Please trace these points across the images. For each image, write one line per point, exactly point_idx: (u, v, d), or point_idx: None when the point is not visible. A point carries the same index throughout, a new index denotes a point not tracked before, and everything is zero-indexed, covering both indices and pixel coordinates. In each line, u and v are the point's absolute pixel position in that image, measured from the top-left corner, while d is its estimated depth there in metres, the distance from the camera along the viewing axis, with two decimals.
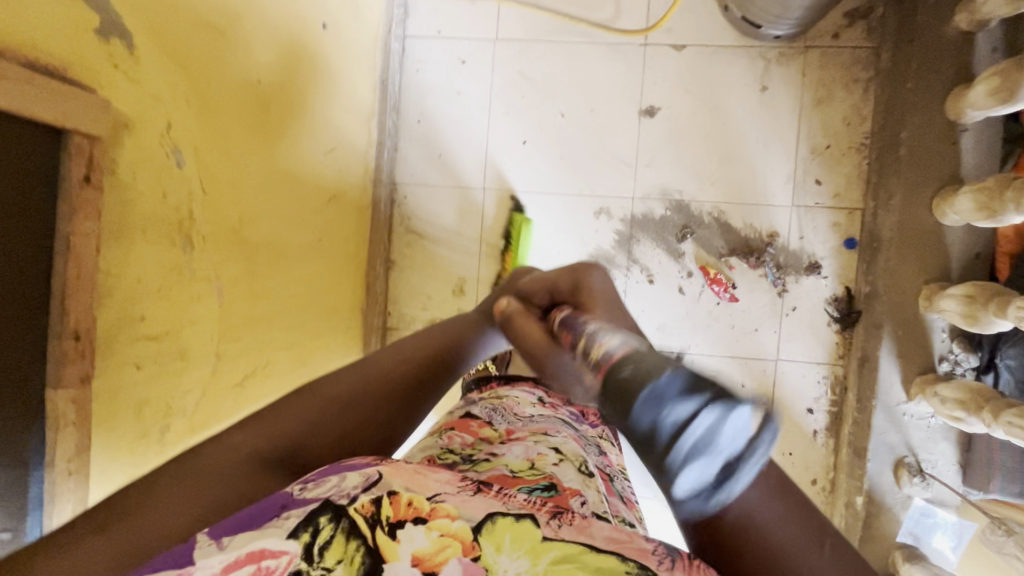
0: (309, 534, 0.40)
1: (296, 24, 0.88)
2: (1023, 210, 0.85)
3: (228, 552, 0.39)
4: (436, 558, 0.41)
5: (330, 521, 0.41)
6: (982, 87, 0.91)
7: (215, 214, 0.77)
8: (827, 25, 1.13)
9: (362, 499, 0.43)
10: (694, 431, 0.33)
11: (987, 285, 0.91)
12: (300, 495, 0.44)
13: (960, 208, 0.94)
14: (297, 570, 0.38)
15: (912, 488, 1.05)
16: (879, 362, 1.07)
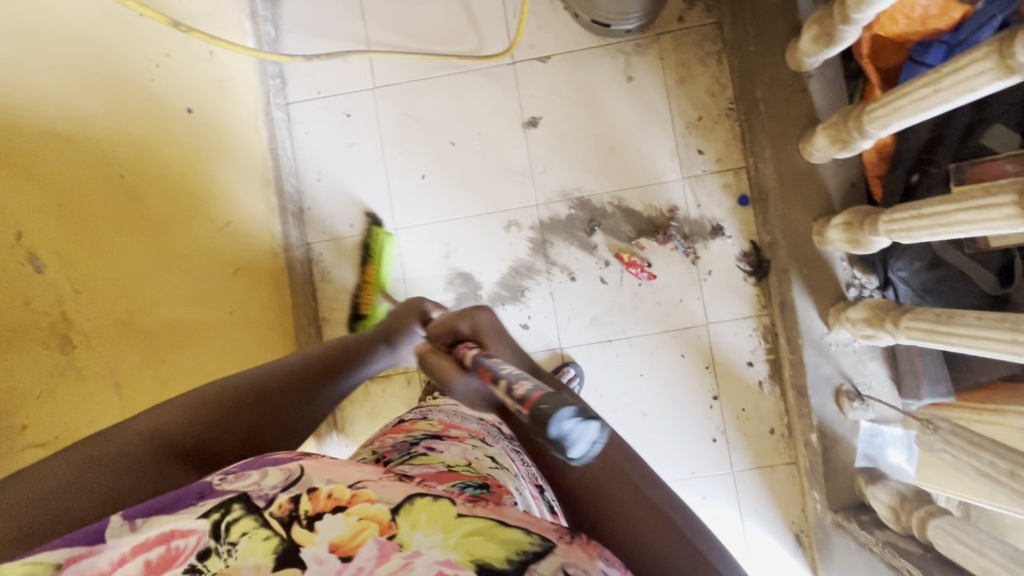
0: (219, 513, 0.45)
1: (151, 113, 0.92)
2: (866, 134, 0.92)
3: (137, 532, 0.44)
4: (353, 542, 0.43)
5: (244, 506, 0.46)
6: (807, 36, 1.00)
7: (101, 313, 0.75)
8: (671, 11, 1.22)
9: (280, 498, 0.46)
10: (572, 435, 0.41)
11: (859, 209, 0.97)
12: (213, 488, 0.48)
13: (819, 146, 1.02)
14: (206, 547, 0.43)
15: (855, 413, 1.09)
16: (795, 302, 1.12)
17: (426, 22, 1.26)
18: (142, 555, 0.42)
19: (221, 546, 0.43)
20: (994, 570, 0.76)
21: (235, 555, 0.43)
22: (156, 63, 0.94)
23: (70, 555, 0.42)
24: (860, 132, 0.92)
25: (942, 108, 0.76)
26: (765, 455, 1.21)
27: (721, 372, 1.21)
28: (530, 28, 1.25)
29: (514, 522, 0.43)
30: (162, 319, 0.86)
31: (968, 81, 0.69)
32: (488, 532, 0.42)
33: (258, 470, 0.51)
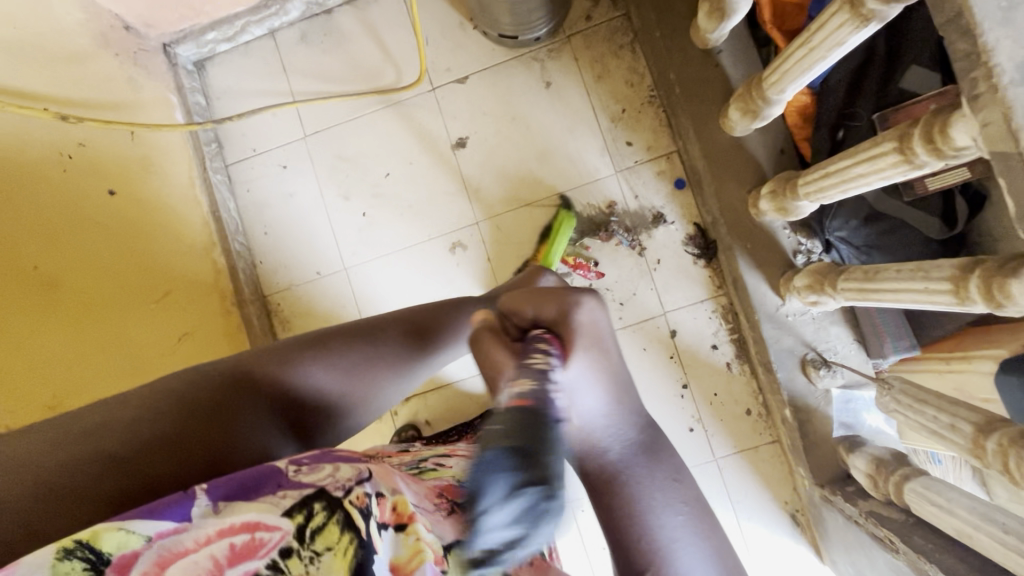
0: (303, 516, 0.45)
1: (74, 205, 0.96)
2: (770, 102, 0.91)
3: (222, 517, 0.43)
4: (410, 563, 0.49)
5: (323, 509, 0.46)
6: (702, 13, 0.99)
7: (20, 405, 0.78)
8: (578, 11, 1.23)
9: (355, 492, 0.49)
10: (483, 528, 0.35)
11: (781, 177, 0.95)
12: (292, 479, 0.48)
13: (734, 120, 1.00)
14: (288, 547, 0.43)
15: (824, 381, 1.05)
16: (745, 278, 1.10)
17: (346, 65, 1.29)
18: (225, 539, 0.42)
19: (304, 551, 0.44)
20: (964, 528, 0.72)
21: (316, 564, 0.44)
22: (69, 154, 0.98)
23: (159, 529, 0.42)
24: (764, 101, 0.91)
25: (824, 65, 0.74)
26: (746, 437, 1.17)
27: (687, 360, 1.19)
28: (444, 53, 1.27)
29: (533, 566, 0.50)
30: (93, 397, 0.89)
31: (834, 35, 0.68)
32: None
33: (331, 464, 0.52)
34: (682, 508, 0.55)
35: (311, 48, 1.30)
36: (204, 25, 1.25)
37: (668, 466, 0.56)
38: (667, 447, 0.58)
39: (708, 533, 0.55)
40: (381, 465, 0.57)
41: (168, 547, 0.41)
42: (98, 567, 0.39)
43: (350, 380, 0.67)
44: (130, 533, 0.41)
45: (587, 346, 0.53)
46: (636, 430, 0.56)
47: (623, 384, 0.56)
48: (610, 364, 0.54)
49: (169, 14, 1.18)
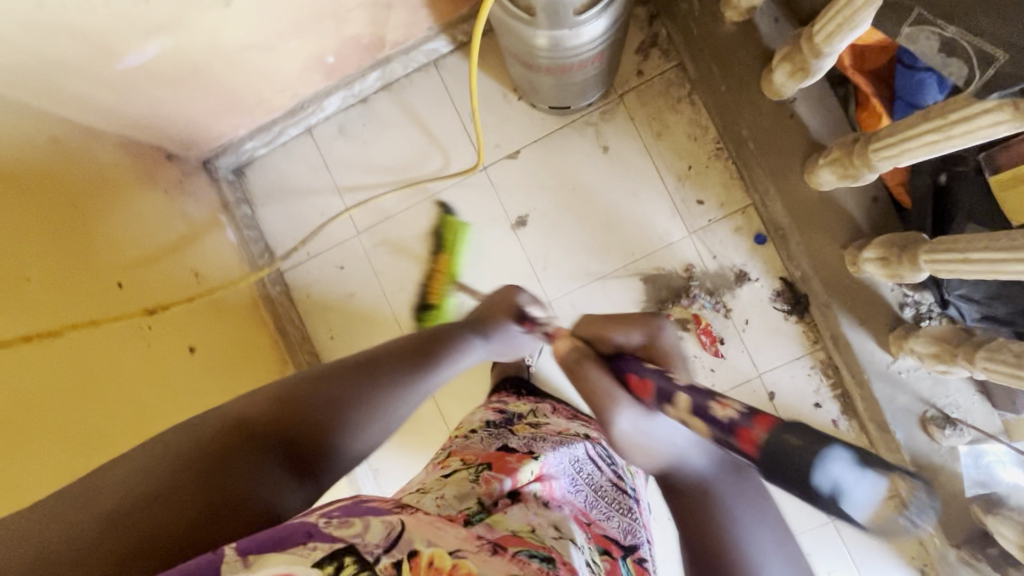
0: (333, 567, 0.38)
1: (165, 375, 0.91)
2: (874, 170, 0.84)
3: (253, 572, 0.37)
4: None
5: (355, 563, 0.39)
6: (782, 71, 0.93)
7: None
8: (628, 66, 1.17)
9: (385, 560, 0.40)
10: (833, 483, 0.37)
11: (892, 241, 0.89)
12: (323, 530, 0.42)
13: (826, 181, 0.94)
14: None
15: (949, 440, 0.99)
16: (849, 337, 1.04)
17: (390, 153, 1.24)
18: None
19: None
20: None
21: None
22: (147, 324, 0.92)
23: None
24: (867, 167, 0.85)
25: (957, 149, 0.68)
26: None
27: (790, 421, 1.14)
28: (491, 128, 1.21)
29: None
30: None
31: (982, 129, 0.61)
32: None
33: (360, 518, 0.44)
34: (777, 534, 0.52)
35: (351, 140, 1.25)
36: (242, 135, 1.20)
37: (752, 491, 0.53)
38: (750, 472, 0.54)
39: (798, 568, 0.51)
40: (414, 514, 0.49)
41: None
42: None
43: (346, 404, 0.57)
44: None
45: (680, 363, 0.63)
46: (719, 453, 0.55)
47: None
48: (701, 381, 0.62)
49: (208, 133, 1.14)
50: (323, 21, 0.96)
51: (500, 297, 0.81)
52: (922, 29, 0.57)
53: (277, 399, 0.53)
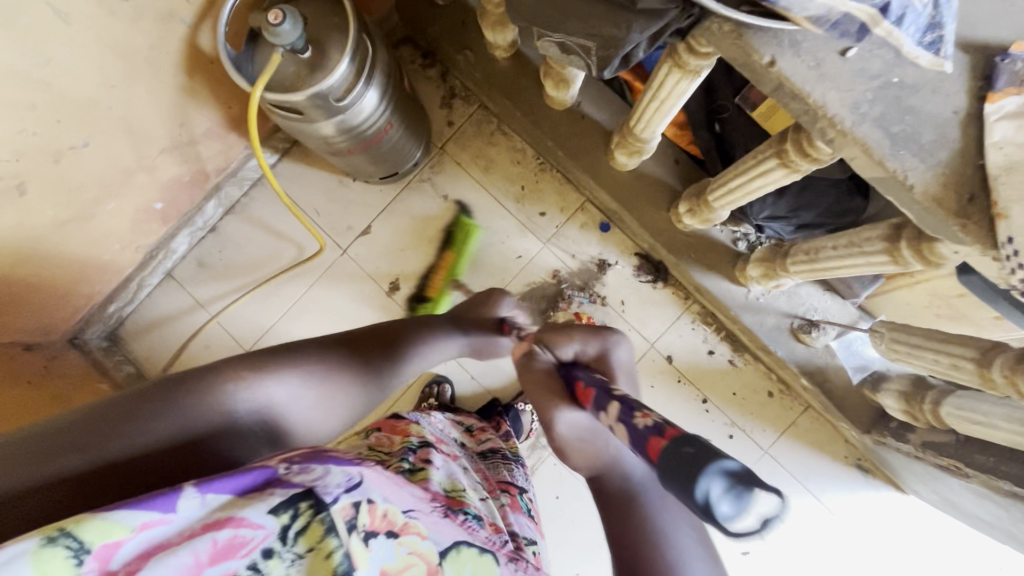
0: (288, 515, 0.38)
1: None
2: (650, 140, 0.95)
3: (210, 514, 0.36)
4: (400, 575, 0.43)
5: (312, 508, 0.39)
6: (549, 85, 1.04)
7: None
8: (439, 120, 1.27)
9: (343, 503, 0.40)
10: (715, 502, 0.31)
11: (691, 192, 0.99)
12: (285, 479, 0.39)
13: (624, 161, 1.05)
14: (269, 550, 0.36)
15: (820, 340, 1.08)
16: (706, 284, 1.13)
17: (253, 268, 1.28)
18: (209, 533, 0.35)
19: (284, 552, 0.37)
20: (1013, 438, 0.74)
21: (294, 568, 0.37)
22: None
23: (145, 520, 0.34)
24: (643, 140, 0.95)
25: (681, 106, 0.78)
26: (781, 418, 1.19)
27: (695, 376, 1.20)
28: (338, 214, 1.28)
29: None
30: None
31: (675, 88, 0.71)
32: None
33: (324, 460, 0.42)
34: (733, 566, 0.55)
35: (212, 268, 1.28)
36: (101, 301, 1.21)
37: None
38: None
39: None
40: (372, 465, 0.48)
41: (152, 538, 0.34)
42: (80, 557, 0.32)
43: (333, 389, 0.60)
44: (112, 524, 0.33)
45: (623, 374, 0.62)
46: None
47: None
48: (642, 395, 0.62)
49: (62, 311, 1.14)
50: (133, 176, 1.01)
51: (485, 300, 0.88)
52: (545, 39, 0.59)
53: (266, 364, 0.54)
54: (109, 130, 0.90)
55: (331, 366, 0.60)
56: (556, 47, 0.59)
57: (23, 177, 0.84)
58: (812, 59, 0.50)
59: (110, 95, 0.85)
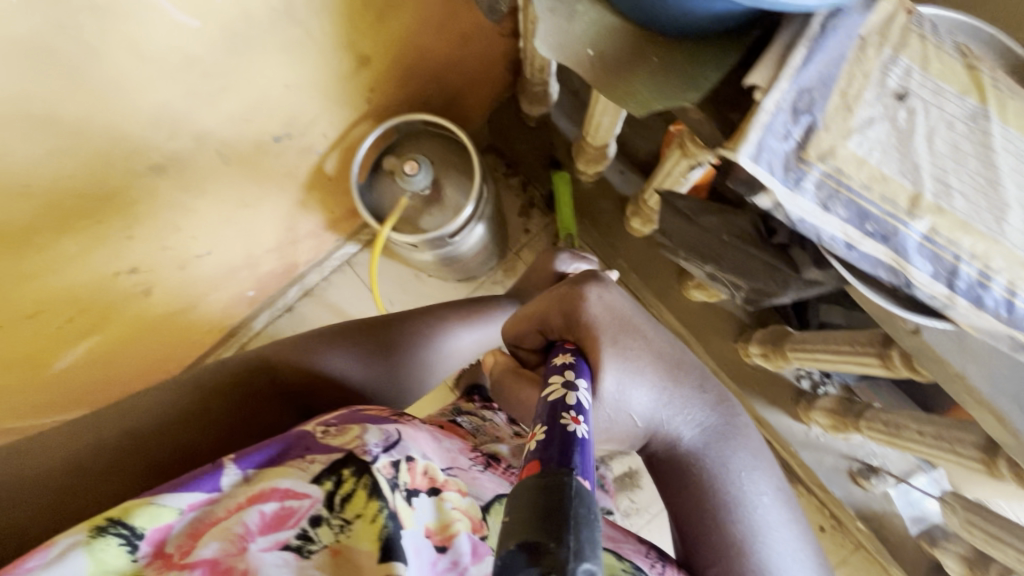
0: (332, 483, 0.37)
1: None
2: None
3: (252, 484, 0.37)
4: (446, 532, 0.39)
5: (355, 475, 0.37)
6: (635, 220, 1.11)
7: None
8: (516, 227, 1.34)
9: (382, 461, 0.39)
10: None
11: (766, 337, 1.03)
12: (320, 441, 0.41)
13: (699, 296, 1.11)
14: (318, 517, 0.35)
15: (878, 486, 1.10)
16: (767, 416, 1.16)
17: None
18: (255, 507, 0.35)
19: (334, 518, 0.35)
20: None
21: (348, 533, 0.35)
22: None
23: (191, 500, 0.35)
24: None
25: None
26: (831, 553, 1.20)
27: None
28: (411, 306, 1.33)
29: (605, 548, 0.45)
30: None
31: None
32: None
33: (361, 425, 0.43)
34: (776, 489, 0.52)
35: None
36: None
37: (745, 446, 0.52)
38: (740, 424, 0.54)
39: (808, 535, 0.52)
40: (412, 423, 0.48)
41: (200, 516, 0.35)
42: (135, 543, 0.32)
43: (375, 366, 0.63)
44: (160, 505, 0.34)
45: (601, 327, 0.51)
46: (706, 411, 0.52)
47: (672, 364, 0.52)
48: (647, 344, 0.52)
49: None
50: (238, 272, 1.07)
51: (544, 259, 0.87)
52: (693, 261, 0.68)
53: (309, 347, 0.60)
54: (230, 239, 0.96)
55: (378, 345, 0.63)
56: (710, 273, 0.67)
57: (152, 282, 0.90)
58: (958, 333, 0.50)
59: (240, 214, 0.92)
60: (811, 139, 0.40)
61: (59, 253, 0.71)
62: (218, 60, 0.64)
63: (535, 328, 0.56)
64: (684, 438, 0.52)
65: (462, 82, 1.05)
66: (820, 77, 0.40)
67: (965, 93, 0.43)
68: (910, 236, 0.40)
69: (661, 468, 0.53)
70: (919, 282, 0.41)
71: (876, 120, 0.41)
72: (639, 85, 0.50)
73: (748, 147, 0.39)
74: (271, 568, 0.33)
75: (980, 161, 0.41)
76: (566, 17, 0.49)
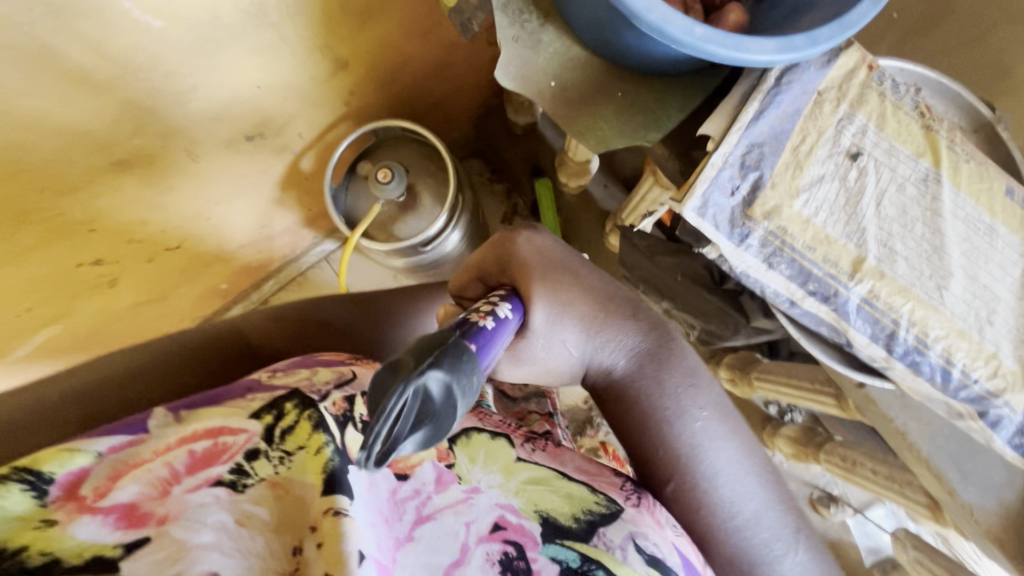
0: (272, 417, 0.36)
1: None
2: None
3: (183, 425, 0.34)
4: (408, 460, 0.40)
5: (297, 409, 0.36)
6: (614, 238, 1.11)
7: None
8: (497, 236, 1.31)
9: (332, 399, 0.40)
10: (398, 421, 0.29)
11: (734, 363, 1.03)
12: (265, 382, 0.41)
13: None
14: (254, 449, 0.33)
15: (837, 516, 1.11)
16: None
17: None
18: (185, 446, 0.33)
19: (272, 452, 0.34)
20: None
21: (287, 463, 0.33)
22: None
23: (111, 445, 0.32)
24: None
25: None
26: None
27: None
28: None
29: (578, 476, 0.46)
30: None
31: None
32: (550, 483, 0.44)
33: (307, 369, 0.45)
34: (721, 412, 0.52)
35: None
36: None
37: (681, 369, 0.53)
38: (679, 349, 0.54)
39: (751, 454, 0.52)
40: (369, 364, 0.50)
41: (122, 458, 0.31)
42: (41, 487, 0.28)
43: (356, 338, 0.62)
44: (75, 450, 0.31)
45: (532, 270, 0.54)
46: (638, 338, 0.54)
47: (604, 298, 0.55)
48: (577, 281, 0.55)
49: None
50: (210, 265, 1.05)
51: None
52: None
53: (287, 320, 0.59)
54: (201, 234, 0.94)
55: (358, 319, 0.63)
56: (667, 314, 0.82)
57: (118, 274, 0.89)
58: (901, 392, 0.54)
59: (212, 210, 0.91)
60: (753, 198, 0.47)
61: (17, 246, 0.69)
62: (186, 61, 0.63)
63: (472, 278, 0.57)
64: (618, 364, 0.53)
65: (447, 87, 1.04)
66: (770, 129, 0.47)
67: (920, 154, 0.49)
68: (850, 297, 0.47)
69: (604, 397, 0.55)
70: (860, 343, 0.48)
71: (824, 178, 0.47)
72: (602, 121, 0.50)
73: (692, 201, 0.47)
74: (201, 502, 0.29)
75: (926, 225, 0.48)
76: (530, 47, 0.48)
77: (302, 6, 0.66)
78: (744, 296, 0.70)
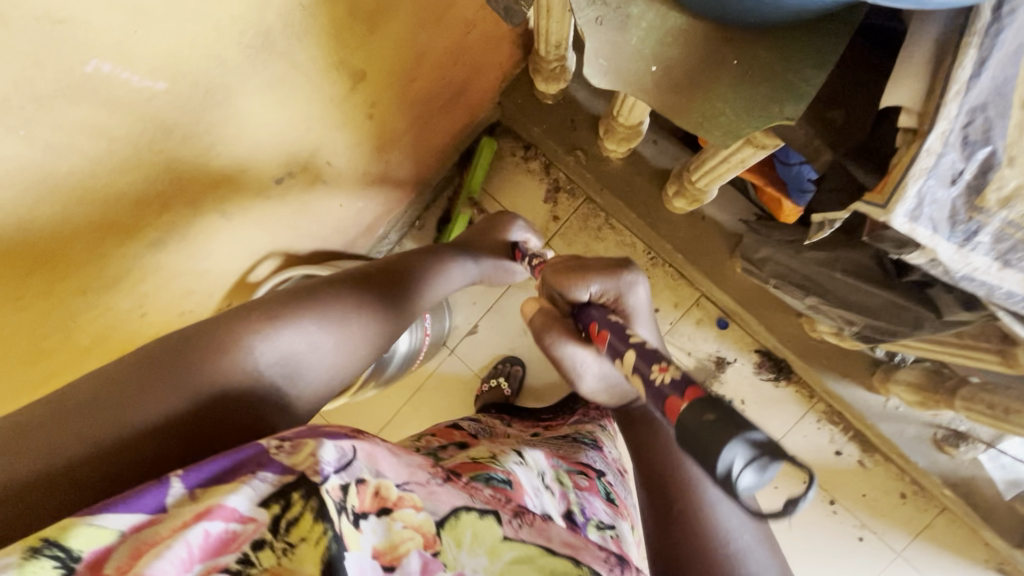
0: (280, 504, 0.29)
1: None
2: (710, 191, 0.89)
3: (198, 506, 0.28)
4: (398, 552, 0.32)
5: (305, 498, 0.29)
6: (679, 201, 0.98)
7: None
8: (543, 216, 1.20)
9: (336, 480, 0.31)
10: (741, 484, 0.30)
11: None
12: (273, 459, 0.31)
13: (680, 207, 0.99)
14: (259, 541, 0.28)
15: (967, 454, 1.03)
16: (841, 393, 1.08)
17: None
18: (197, 526, 0.27)
19: (276, 541, 0.28)
20: None
21: (288, 559, 0.28)
22: None
23: (133, 522, 0.27)
24: (702, 192, 0.90)
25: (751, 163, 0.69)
26: (914, 521, 1.13)
27: (822, 478, 1.15)
28: None
29: (563, 550, 0.36)
30: None
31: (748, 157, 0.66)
32: (534, 561, 0.34)
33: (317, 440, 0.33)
34: None
35: None
36: None
37: None
38: None
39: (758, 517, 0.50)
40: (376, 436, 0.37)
41: (146, 538, 0.27)
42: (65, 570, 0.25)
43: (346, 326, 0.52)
44: (99, 527, 0.26)
45: (638, 318, 0.56)
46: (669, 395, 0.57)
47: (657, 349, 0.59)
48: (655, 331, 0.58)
49: None
50: None
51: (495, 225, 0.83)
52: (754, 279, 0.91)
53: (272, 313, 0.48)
54: (247, 286, 0.88)
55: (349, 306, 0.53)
56: (811, 305, 0.83)
57: None
58: None
59: (253, 259, 0.84)
60: (984, 182, 0.41)
61: (71, 349, 0.64)
62: (197, 119, 0.54)
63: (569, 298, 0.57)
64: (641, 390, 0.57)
65: (469, 70, 0.92)
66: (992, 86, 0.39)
67: None
68: None
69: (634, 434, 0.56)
70: None
71: None
72: (720, 101, 0.42)
73: (902, 211, 0.42)
74: None
75: None
76: (618, 28, 0.41)
77: (309, 22, 0.56)
78: (932, 286, 0.66)
